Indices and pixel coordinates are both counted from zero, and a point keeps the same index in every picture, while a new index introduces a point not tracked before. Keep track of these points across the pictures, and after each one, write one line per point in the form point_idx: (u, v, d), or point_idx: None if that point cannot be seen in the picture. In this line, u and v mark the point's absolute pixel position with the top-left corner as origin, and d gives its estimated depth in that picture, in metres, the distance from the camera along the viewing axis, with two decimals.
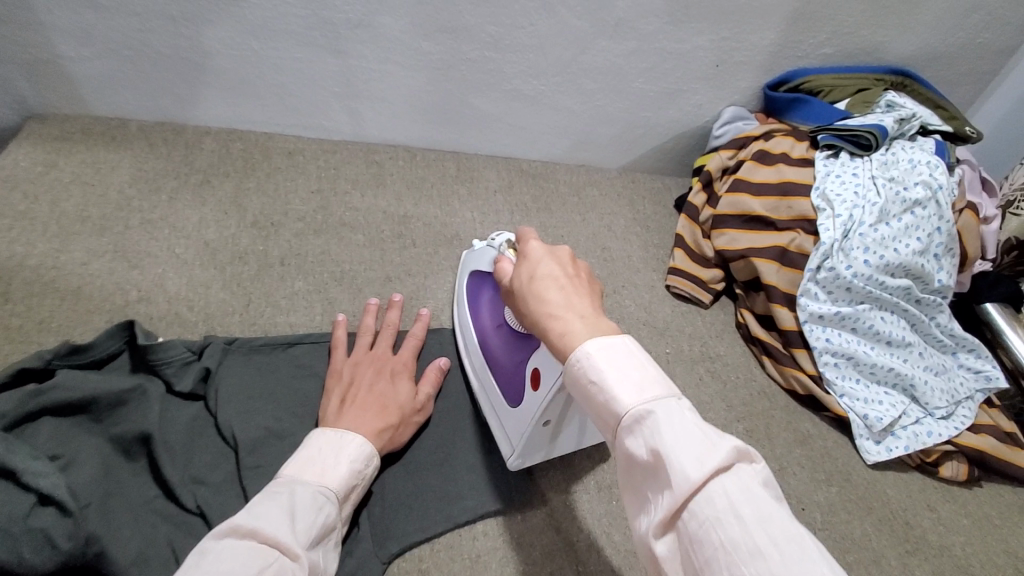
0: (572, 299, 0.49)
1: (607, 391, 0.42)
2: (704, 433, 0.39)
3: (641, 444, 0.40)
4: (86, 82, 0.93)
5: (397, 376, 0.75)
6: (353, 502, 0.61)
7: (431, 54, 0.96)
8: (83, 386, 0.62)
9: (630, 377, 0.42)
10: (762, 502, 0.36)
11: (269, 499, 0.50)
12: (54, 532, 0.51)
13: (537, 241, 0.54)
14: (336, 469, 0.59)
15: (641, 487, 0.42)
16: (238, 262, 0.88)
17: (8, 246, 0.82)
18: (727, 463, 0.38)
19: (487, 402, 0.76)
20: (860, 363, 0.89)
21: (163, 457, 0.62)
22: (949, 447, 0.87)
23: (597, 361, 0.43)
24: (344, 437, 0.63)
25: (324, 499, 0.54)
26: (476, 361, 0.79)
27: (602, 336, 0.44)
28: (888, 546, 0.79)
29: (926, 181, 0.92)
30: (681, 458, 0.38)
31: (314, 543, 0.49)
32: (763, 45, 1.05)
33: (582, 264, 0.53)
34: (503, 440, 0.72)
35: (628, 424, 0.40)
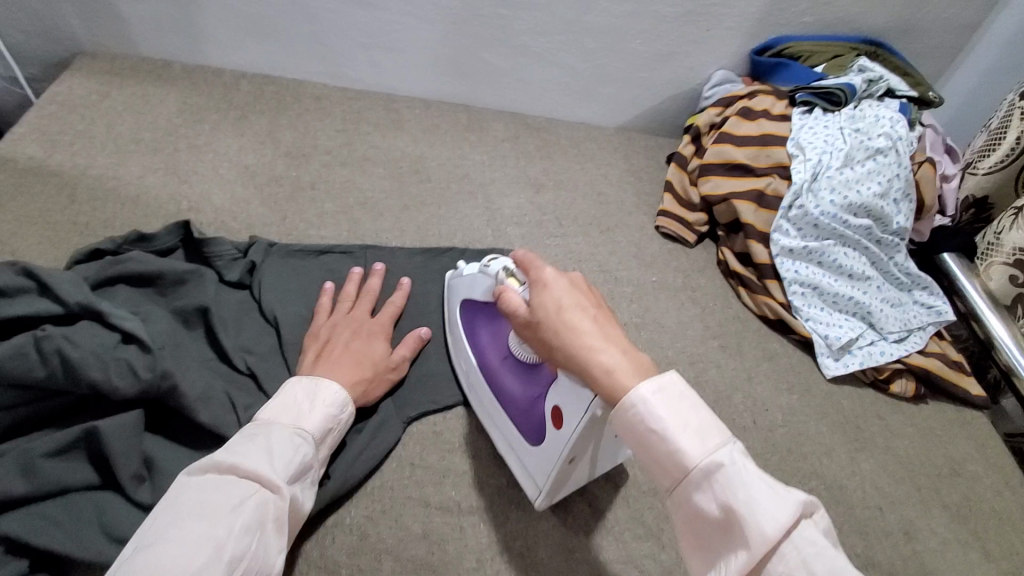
0: (604, 329, 0.55)
1: (672, 444, 0.47)
2: (772, 489, 0.45)
3: (713, 499, 0.46)
4: (135, 21, 1.04)
5: (374, 337, 0.77)
6: (329, 445, 0.65)
7: (448, 8, 1.06)
8: (150, 263, 0.73)
9: (693, 428, 0.47)
10: (831, 556, 0.43)
11: (248, 439, 0.57)
12: (136, 363, 0.61)
13: (561, 274, 0.59)
14: (311, 414, 0.63)
15: (710, 542, 0.47)
16: (274, 185, 0.98)
17: (71, 159, 0.92)
18: (795, 518, 0.44)
19: (503, 440, 0.74)
20: (824, 292, 1.00)
21: (218, 326, 0.73)
22: (899, 365, 0.98)
23: (657, 408, 0.48)
24: (318, 384, 0.66)
25: (300, 440, 0.60)
26: (484, 397, 0.76)
27: (651, 379, 0.49)
28: (839, 442, 0.91)
29: (888, 133, 1.03)
30: (756, 515, 0.44)
31: (292, 479, 0.57)
32: (749, 12, 1.16)
33: (596, 289, 0.60)
34: (528, 481, 0.71)
35: (698, 478, 0.46)
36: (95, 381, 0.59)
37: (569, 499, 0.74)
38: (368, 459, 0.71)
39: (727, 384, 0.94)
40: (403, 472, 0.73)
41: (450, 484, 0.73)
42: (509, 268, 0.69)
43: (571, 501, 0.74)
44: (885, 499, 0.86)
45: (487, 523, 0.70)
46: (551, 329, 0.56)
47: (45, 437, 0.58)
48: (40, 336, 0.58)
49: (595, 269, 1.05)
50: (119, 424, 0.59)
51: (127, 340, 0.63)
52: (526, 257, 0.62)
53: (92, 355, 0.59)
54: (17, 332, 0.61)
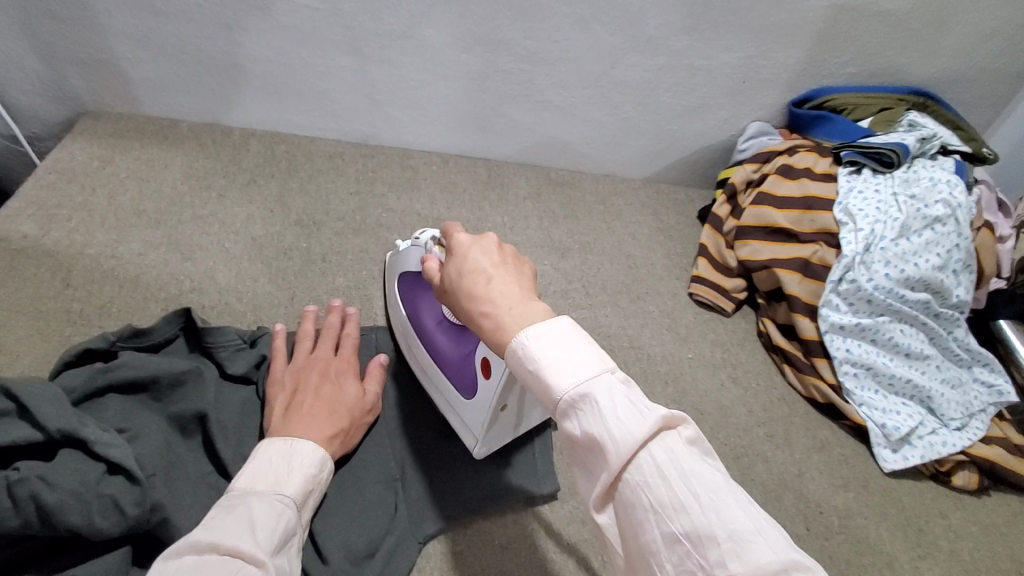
0: (505, 288, 0.49)
1: (541, 379, 0.44)
2: (635, 401, 0.42)
3: (577, 425, 0.42)
4: (141, 83, 0.99)
5: (343, 378, 0.75)
6: (311, 509, 0.61)
7: (468, 64, 1.01)
8: (147, 365, 0.67)
9: (565, 362, 0.43)
10: (689, 462, 0.40)
11: (224, 514, 0.49)
12: (121, 499, 0.55)
13: (461, 232, 0.54)
14: (290, 476, 0.58)
15: (584, 463, 0.44)
16: (284, 257, 0.92)
17: (68, 235, 0.87)
18: (655, 431, 0.40)
19: (440, 396, 0.76)
20: (878, 374, 0.91)
21: (217, 435, 0.66)
22: (962, 456, 0.89)
23: (534, 350, 0.44)
24: (295, 444, 0.62)
25: (282, 505, 0.53)
26: (422, 360, 0.78)
27: (535, 322, 0.45)
28: (902, 550, 0.82)
29: (947, 200, 0.94)
30: (611, 430, 0.41)
31: (279, 548, 0.49)
32: (789, 64, 1.08)
33: (509, 247, 0.53)
34: (464, 431, 0.73)
35: (564, 408, 0.43)
36: (75, 525, 0.53)
37: None
38: None
39: (775, 483, 0.85)
40: None
41: None
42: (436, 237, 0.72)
43: None
44: None
45: None
46: (453, 295, 0.51)
47: None
48: (13, 480, 0.52)
49: (626, 344, 0.98)
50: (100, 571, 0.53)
51: (113, 469, 0.57)
52: (450, 227, 0.56)
53: (71, 497, 0.53)
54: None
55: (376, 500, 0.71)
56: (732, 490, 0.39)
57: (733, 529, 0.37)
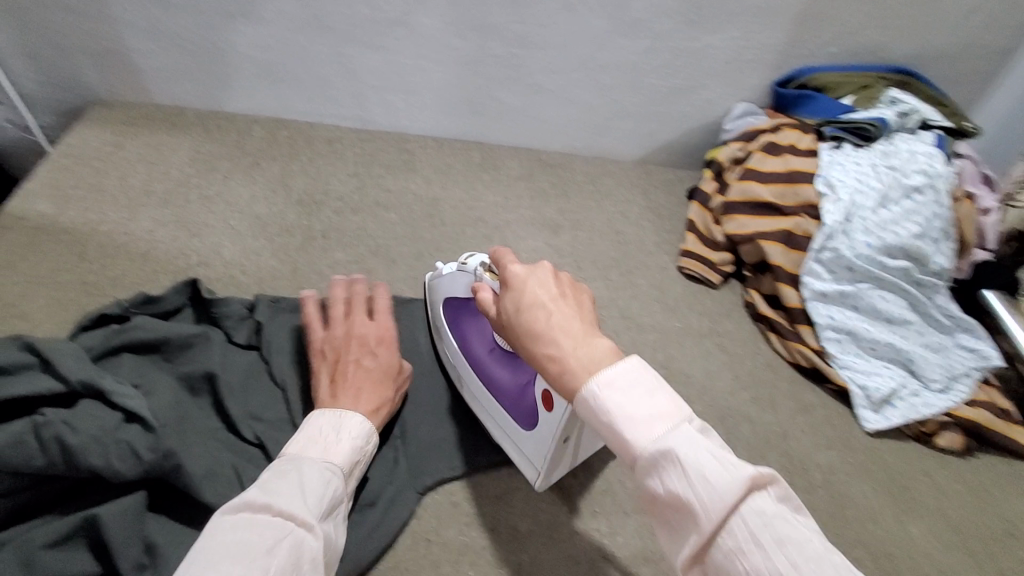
0: (565, 324, 0.54)
1: (621, 432, 0.47)
2: (719, 458, 0.44)
3: (663, 483, 0.45)
4: (148, 71, 1.03)
5: (374, 346, 0.74)
6: (357, 477, 0.64)
7: (460, 49, 1.04)
8: (158, 328, 0.71)
9: (645, 416, 0.46)
10: (781, 526, 0.41)
11: (278, 478, 0.54)
12: (137, 444, 0.59)
13: (518, 266, 0.59)
14: (339, 445, 0.61)
15: (670, 522, 0.46)
16: (286, 234, 0.96)
17: (81, 214, 0.91)
18: (744, 491, 0.43)
19: (493, 423, 0.77)
20: (860, 338, 0.95)
21: (225, 393, 0.70)
22: (945, 417, 0.92)
23: (608, 401, 0.48)
24: (343, 415, 0.65)
25: (330, 473, 0.58)
26: (473, 389, 0.78)
27: (605, 370, 0.49)
28: (885, 505, 0.85)
29: (924, 170, 0.99)
30: (699, 490, 0.43)
31: (325, 515, 0.54)
32: (771, 44, 1.12)
33: (564, 275, 0.58)
34: (523, 462, 0.74)
35: (647, 464, 0.45)
36: (95, 467, 0.57)
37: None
38: (380, 538, 0.68)
39: (760, 442, 0.89)
40: (417, 549, 0.70)
41: (468, 563, 0.69)
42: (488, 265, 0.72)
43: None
44: (937, 570, 0.80)
45: None
46: (515, 333, 0.56)
47: (44, 526, 0.55)
48: (39, 423, 0.56)
49: (616, 315, 1.01)
50: (120, 509, 0.57)
51: (129, 418, 0.61)
52: (503, 258, 0.61)
53: (91, 440, 0.57)
54: (18, 411, 0.59)
55: (376, 456, 0.75)
56: (825, 552, 0.41)
57: None
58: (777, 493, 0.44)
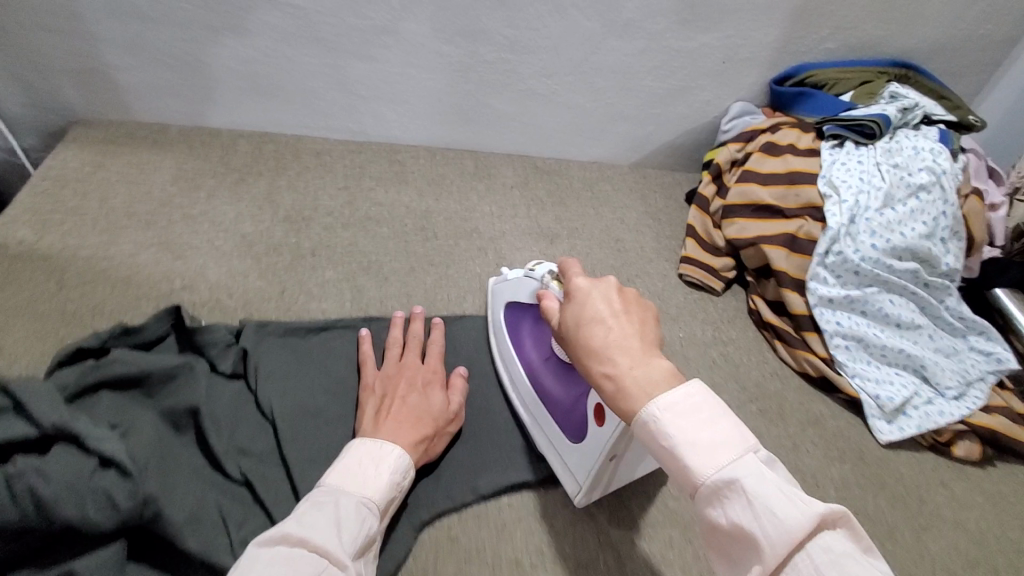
0: (624, 341, 0.52)
1: (682, 460, 0.45)
2: (784, 491, 0.43)
3: (724, 514, 0.44)
4: (128, 88, 1.00)
5: (430, 387, 0.76)
6: (391, 511, 0.62)
7: (450, 56, 1.01)
8: (137, 361, 0.68)
9: (705, 444, 0.45)
10: (851, 566, 0.40)
11: (315, 509, 0.53)
12: (114, 492, 0.56)
13: (582, 280, 0.58)
14: (377, 478, 0.60)
15: (727, 549, 0.45)
16: (273, 253, 0.93)
17: (62, 239, 0.88)
18: (810, 527, 0.41)
19: (542, 435, 0.78)
20: (870, 345, 0.91)
21: (210, 429, 0.67)
22: (961, 426, 0.89)
23: (668, 425, 0.47)
24: (384, 447, 0.64)
25: (365, 510, 0.56)
26: (526, 397, 0.80)
27: (666, 393, 0.48)
28: (902, 520, 0.82)
29: (930, 167, 0.95)
30: (763, 523, 0.42)
31: (359, 553, 0.52)
32: (767, 42, 1.08)
33: (629, 291, 0.57)
34: (567, 476, 0.73)
35: (708, 493, 0.44)
36: (70, 518, 0.54)
37: None
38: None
39: None
40: None
41: None
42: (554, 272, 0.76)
43: None
44: None
45: None
46: (572, 346, 0.55)
47: None
48: (11, 474, 0.53)
49: None
50: (98, 563, 0.54)
51: (105, 464, 0.58)
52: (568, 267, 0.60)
53: (65, 490, 0.54)
54: None
55: None
56: None
57: None
58: (846, 531, 0.43)
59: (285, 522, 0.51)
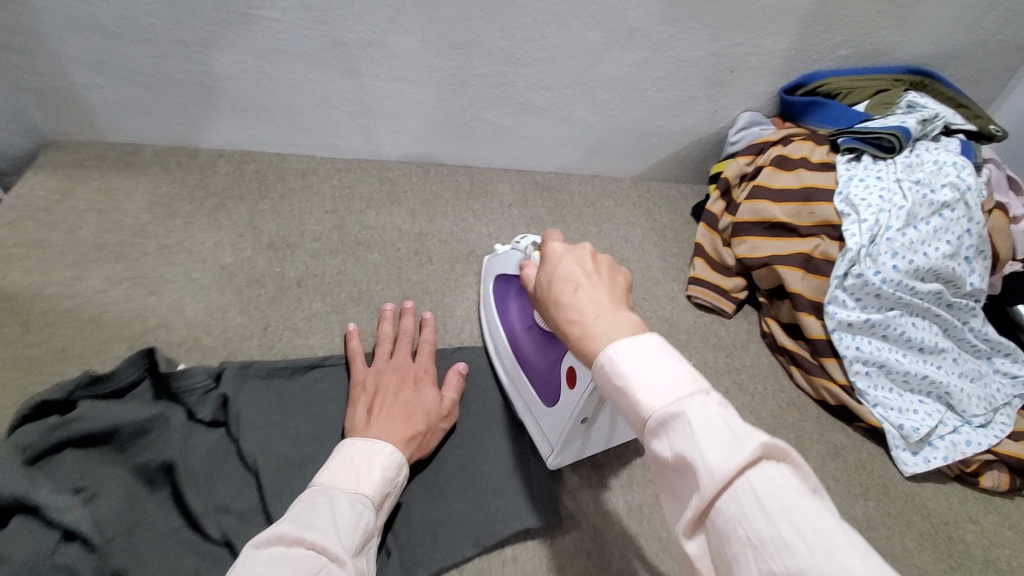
0: (593, 297, 0.49)
1: (630, 395, 0.41)
2: (731, 426, 0.38)
3: (667, 446, 0.39)
4: (99, 109, 0.94)
5: (421, 384, 0.76)
6: (386, 510, 0.62)
7: (442, 70, 0.96)
8: (106, 415, 0.62)
9: (654, 380, 0.41)
10: (787, 497, 0.35)
11: (311, 509, 0.53)
12: (80, 566, 0.53)
13: (558, 243, 0.55)
14: (370, 477, 0.60)
15: (673, 486, 0.40)
16: (256, 285, 0.88)
17: (27, 275, 0.82)
18: (754, 459, 0.36)
19: (521, 401, 0.78)
20: (893, 372, 0.86)
21: (187, 486, 0.62)
22: (989, 456, 0.84)
23: (622, 365, 0.43)
24: (374, 445, 0.64)
25: (361, 506, 0.56)
26: (508, 364, 0.81)
27: (625, 338, 0.44)
28: (931, 561, 0.77)
29: (954, 183, 0.89)
30: (703, 453, 0.37)
31: (358, 549, 0.52)
32: (778, 49, 1.03)
33: (603, 256, 0.54)
34: (541, 439, 0.75)
35: (654, 427, 0.40)
36: None
37: None
38: None
39: None
40: None
41: None
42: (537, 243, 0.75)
43: None
44: None
45: None
46: (542, 302, 0.53)
47: None
48: None
49: None
50: None
51: (68, 535, 0.54)
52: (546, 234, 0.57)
53: (26, 567, 0.51)
54: None
55: None
56: (846, 533, 0.34)
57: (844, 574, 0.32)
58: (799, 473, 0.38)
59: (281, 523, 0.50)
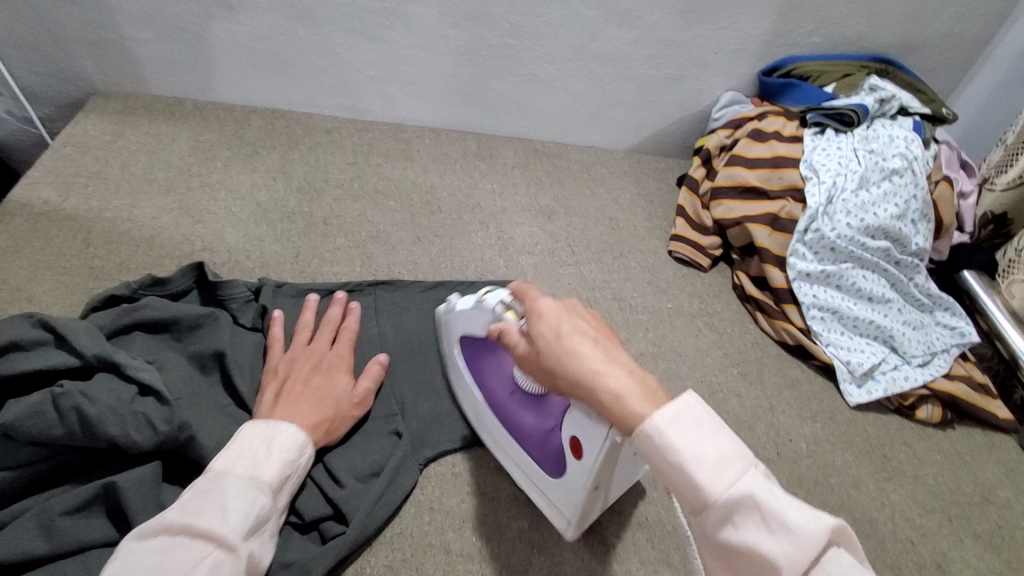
0: (611, 353, 0.51)
1: (690, 474, 0.42)
2: (795, 508, 0.41)
3: (736, 529, 0.41)
4: (147, 62, 1.04)
5: (335, 371, 0.75)
6: (290, 490, 0.63)
7: (456, 40, 1.07)
8: (168, 308, 0.73)
9: (715, 460, 0.42)
10: None
11: (202, 496, 0.54)
12: (152, 416, 0.61)
13: (545, 299, 0.56)
14: (269, 460, 0.60)
15: (734, 564, 0.43)
16: (287, 221, 0.99)
17: (86, 201, 0.93)
18: (824, 543, 0.40)
19: (523, 471, 0.74)
20: (843, 316, 0.98)
21: (234, 371, 0.72)
22: (924, 391, 0.96)
23: (674, 439, 0.43)
24: (278, 428, 0.63)
25: (258, 490, 0.57)
26: (497, 432, 0.76)
27: (667, 406, 0.44)
28: (867, 472, 0.90)
29: (902, 154, 1.03)
30: (778, 542, 0.40)
31: (249, 532, 0.54)
32: (757, 34, 1.15)
33: (594, 308, 0.57)
34: (554, 512, 0.71)
35: (722, 512, 0.41)
36: (113, 436, 0.59)
37: (590, 541, 0.73)
38: (385, 507, 0.70)
39: (749, 415, 0.93)
40: (422, 516, 0.73)
41: (471, 528, 0.72)
42: (506, 301, 0.68)
43: (593, 541, 0.73)
44: (917, 531, 0.84)
45: (509, 569, 0.70)
46: (550, 358, 0.52)
47: (62, 494, 0.58)
48: (58, 393, 0.58)
49: (610, 297, 1.05)
50: (136, 477, 0.59)
51: (143, 392, 0.63)
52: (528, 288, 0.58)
53: (108, 410, 0.59)
54: (37, 384, 0.62)
55: (377, 429, 0.76)
56: None
57: None
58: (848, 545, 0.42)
59: (170, 510, 0.53)
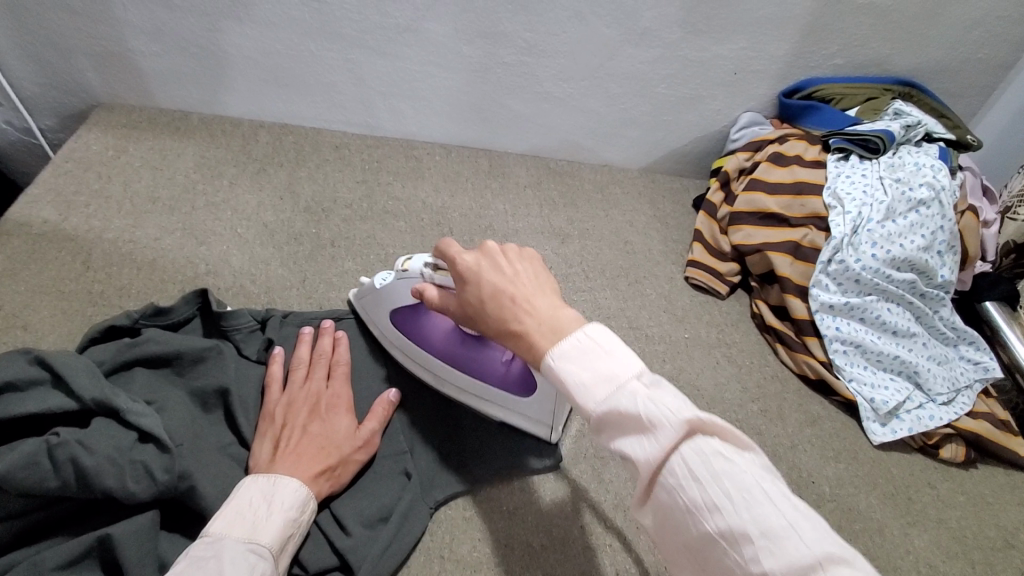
0: (526, 299, 0.52)
1: (573, 396, 0.45)
2: (661, 405, 0.41)
3: (612, 436, 0.43)
4: (152, 75, 1.02)
5: (335, 414, 0.72)
6: (291, 552, 0.60)
7: (470, 57, 1.04)
8: (171, 341, 0.70)
9: (591, 379, 0.44)
10: (719, 467, 0.38)
11: (195, 565, 0.51)
12: (152, 465, 0.58)
13: (464, 256, 0.59)
14: (269, 520, 0.58)
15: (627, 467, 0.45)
16: (294, 243, 0.96)
17: (87, 221, 0.90)
18: (681, 435, 0.40)
19: (493, 405, 0.77)
20: (867, 351, 0.95)
21: (239, 411, 0.70)
22: (948, 429, 0.93)
23: (564, 368, 0.46)
24: (277, 484, 0.62)
25: (255, 557, 0.54)
26: (458, 380, 0.77)
27: (562, 342, 0.47)
28: (890, 516, 0.86)
29: (931, 182, 0.99)
30: (640, 442, 0.41)
31: None
32: (779, 55, 1.12)
33: (515, 251, 0.57)
34: (537, 425, 0.76)
35: (597, 423, 0.44)
36: (109, 488, 0.56)
37: None
38: (394, 554, 0.67)
39: (768, 453, 0.90)
40: (432, 564, 0.69)
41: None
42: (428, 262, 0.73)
43: None
44: None
45: None
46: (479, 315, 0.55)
47: (52, 549, 0.55)
48: (53, 443, 0.55)
49: (625, 325, 1.02)
50: (133, 528, 0.56)
51: (143, 438, 0.60)
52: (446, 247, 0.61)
53: (106, 461, 0.57)
54: (34, 428, 0.60)
55: (385, 471, 0.73)
56: (774, 492, 0.37)
57: (766, 526, 0.36)
58: (729, 437, 0.40)
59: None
